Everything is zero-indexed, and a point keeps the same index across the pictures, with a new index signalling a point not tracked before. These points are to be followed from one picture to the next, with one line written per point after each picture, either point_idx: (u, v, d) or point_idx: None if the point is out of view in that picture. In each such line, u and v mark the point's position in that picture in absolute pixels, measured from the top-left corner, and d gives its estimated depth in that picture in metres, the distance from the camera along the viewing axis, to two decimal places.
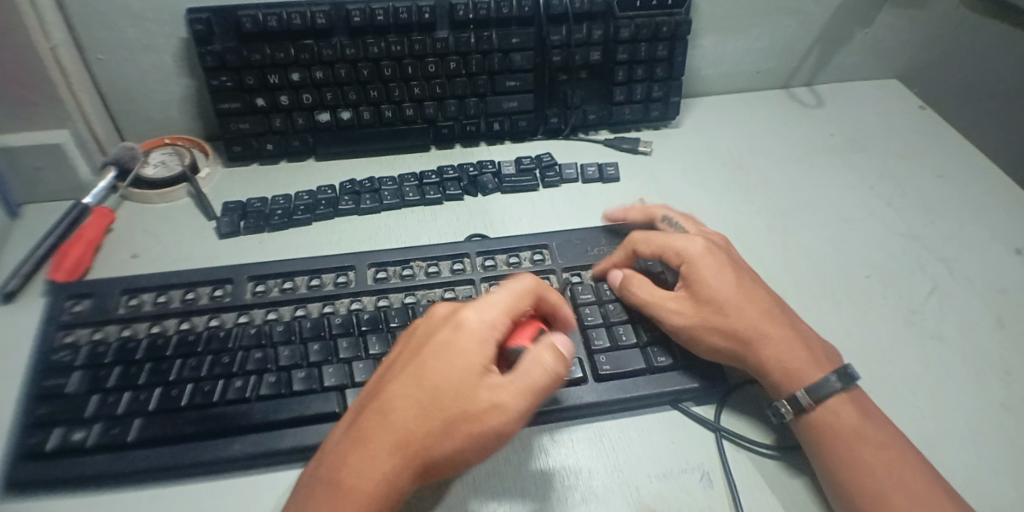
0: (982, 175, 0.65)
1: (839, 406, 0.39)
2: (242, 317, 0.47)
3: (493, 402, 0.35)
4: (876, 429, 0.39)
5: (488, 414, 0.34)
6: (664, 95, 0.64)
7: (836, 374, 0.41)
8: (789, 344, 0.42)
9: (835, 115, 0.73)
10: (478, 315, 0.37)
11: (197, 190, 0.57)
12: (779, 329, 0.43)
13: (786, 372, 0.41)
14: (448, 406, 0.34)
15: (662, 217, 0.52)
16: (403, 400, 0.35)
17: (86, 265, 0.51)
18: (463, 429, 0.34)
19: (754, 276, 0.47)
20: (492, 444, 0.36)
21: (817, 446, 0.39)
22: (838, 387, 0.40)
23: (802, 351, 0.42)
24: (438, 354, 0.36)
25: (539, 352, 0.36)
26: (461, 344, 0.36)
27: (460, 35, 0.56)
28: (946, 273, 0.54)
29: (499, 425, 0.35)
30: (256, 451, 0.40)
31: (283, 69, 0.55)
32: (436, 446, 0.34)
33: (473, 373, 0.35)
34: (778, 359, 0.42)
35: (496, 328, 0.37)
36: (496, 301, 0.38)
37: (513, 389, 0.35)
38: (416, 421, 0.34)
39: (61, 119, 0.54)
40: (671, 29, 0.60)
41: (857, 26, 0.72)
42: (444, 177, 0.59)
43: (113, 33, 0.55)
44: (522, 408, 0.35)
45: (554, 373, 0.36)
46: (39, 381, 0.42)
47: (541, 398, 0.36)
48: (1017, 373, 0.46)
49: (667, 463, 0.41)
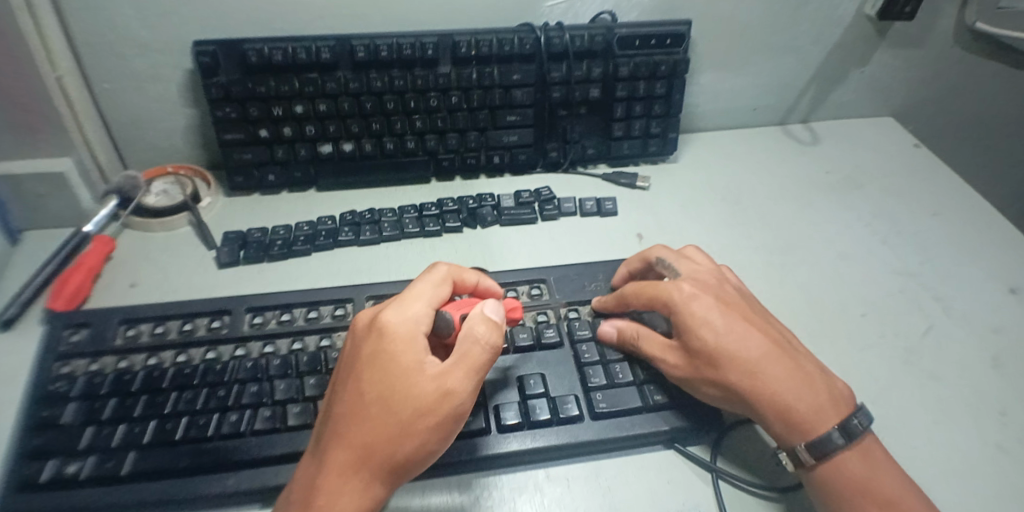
0: (976, 212, 0.65)
1: (861, 466, 0.38)
2: (239, 350, 0.47)
3: (442, 390, 0.35)
4: (885, 482, 0.38)
5: (440, 402, 0.35)
6: (662, 131, 0.65)
7: (839, 429, 0.39)
8: (791, 390, 0.40)
9: (831, 150, 0.73)
10: (398, 314, 0.38)
11: (198, 219, 0.58)
12: (783, 373, 0.41)
13: (791, 421, 0.40)
14: (397, 408, 0.35)
15: (657, 260, 0.50)
16: (353, 416, 0.35)
17: (84, 294, 0.51)
18: (421, 424, 0.35)
19: (753, 314, 0.45)
20: (454, 428, 0.37)
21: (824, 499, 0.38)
22: (841, 443, 0.38)
23: (808, 397, 0.40)
24: (374, 362, 0.36)
25: (472, 327, 0.38)
26: (392, 347, 0.36)
27: (462, 71, 0.57)
28: (941, 313, 0.54)
29: (454, 408, 0.36)
30: (250, 487, 0.40)
31: (287, 102, 0.55)
32: (399, 449, 0.35)
33: (412, 369, 0.36)
34: (781, 409, 0.40)
35: (420, 322, 0.38)
36: (415, 296, 0.39)
37: (457, 372, 0.36)
38: (372, 432, 0.34)
39: (65, 148, 0.55)
40: (670, 67, 0.61)
41: (853, 64, 0.73)
42: (444, 209, 0.59)
43: (120, 63, 0.56)
44: (471, 386, 0.36)
45: (491, 346, 0.37)
46: (34, 412, 0.42)
47: (486, 371, 0.38)
48: (1013, 414, 0.46)
49: (662, 504, 0.41)
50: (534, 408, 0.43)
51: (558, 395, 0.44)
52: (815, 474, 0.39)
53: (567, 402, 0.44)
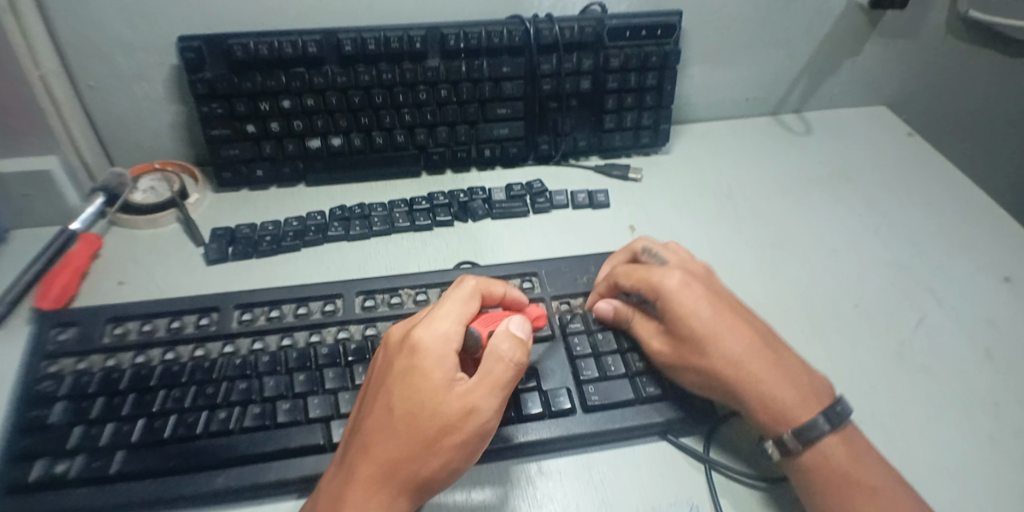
0: (968, 202, 0.65)
1: (845, 454, 0.38)
2: (228, 347, 0.46)
3: (466, 408, 0.35)
4: (869, 469, 0.37)
5: (464, 421, 0.35)
6: (653, 123, 0.64)
7: (826, 416, 0.39)
8: (778, 383, 0.40)
9: (824, 141, 0.73)
10: (429, 332, 0.37)
11: (185, 216, 0.57)
12: (771, 366, 0.41)
13: (777, 412, 0.39)
14: (424, 426, 0.34)
15: (641, 249, 0.49)
16: (381, 430, 0.35)
17: (72, 293, 0.51)
18: (446, 441, 0.35)
19: (744, 310, 0.44)
20: (478, 445, 0.36)
21: (808, 487, 0.38)
22: (827, 430, 0.38)
23: (793, 389, 0.40)
24: (402, 379, 0.36)
25: (497, 345, 0.36)
26: (422, 364, 0.36)
27: (451, 64, 0.56)
28: (935, 304, 0.54)
29: (479, 426, 0.35)
30: (239, 485, 0.39)
31: (274, 97, 0.55)
32: (424, 465, 0.35)
33: (440, 386, 0.35)
34: (765, 399, 0.40)
35: (450, 340, 0.37)
36: (444, 313, 0.38)
37: (481, 390, 0.35)
38: (398, 448, 0.34)
39: (51, 146, 0.54)
40: (661, 59, 0.60)
41: (844, 55, 0.73)
42: (434, 203, 0.58)
43: (105, 60, 0.56)
44: (495, 405, 0.36)
45: (515, 364, 0.36)
46: (21, 413, 0.41)
47: (510, 389, 0.37)
48: (1006, 405, 0.46)
49: (655, 496, 0.40)
50: (527, 402, 0.43)
51: (550, 389, 0.44)
52: (799, 462, 0.38)
53: (559, 395, 0.43)
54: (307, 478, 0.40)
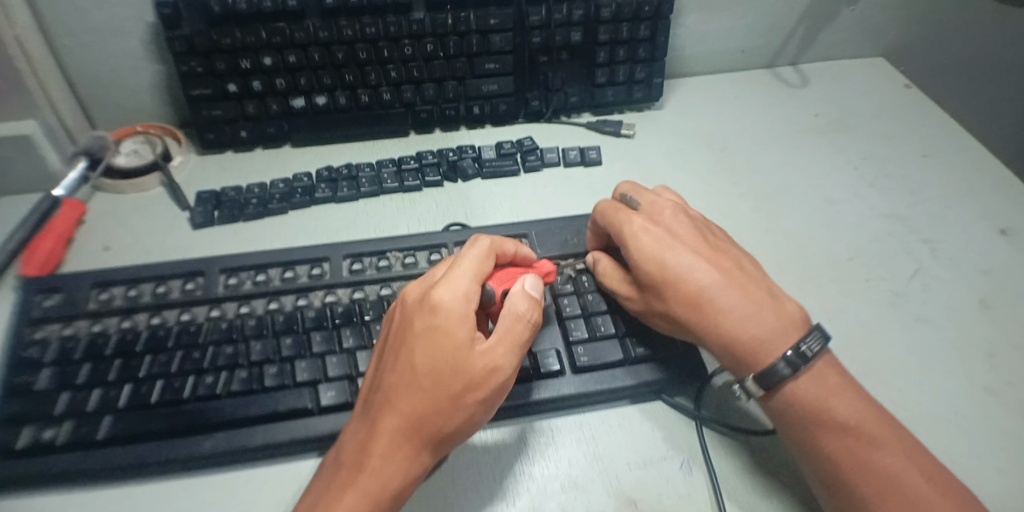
0: (967, 154, 0.64)
1: (816, 388, 0.37)
2: (214, 311, 0.46)
3: (489, 366, 0.35)
4: (845, 400, 0.37)
5: (488, 378, 0.35)
6: (646, 77, 0.63)
7: (786, 361, 0.37)
8: (750, 317, 0.39)
9: (822, 94, 0.71)
10: (449, 291, 0.36)
11: (170, 180, 0.56)
12: (743, 301, 0.40)
13: (753, 351, 0.38)
14: (448, 384, 0.34)
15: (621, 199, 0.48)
16: (406, 387, 0.34)
17: (59, 258, 0.50)
18: (469, 398, 0.34)
19: (708, 249, 0.43)
20: (498, 401, 0.36)
21: (786, 425, 0.37)
22: (786, 374, 0.37)
23: (765, 323, 0.38)
24: (425, 338, 0.35)
25: (517, 305, 0.37)
26: (444, 323, 0.35)
27: (437, 16, 0.54)
28: (930, 256, 0.53)
29: (501, 383, 0.35)
30: (229, 448, 0.39)
31: (255, 54, 0.53)
32: (449, 422, 0.34)
33: (464, 345, 0.35)
34: (728, 339, 0.39)
35: (471, 299, 0.36)
36: (463, 272, 0.37)
37: (503, 348, 0.35)
38: (424, 406, 0.34)
39: (29, 109, 0.53)
40: (653, 8, 0.59)
41: (843, 3, 0.70)
42: (423, 162, 0.57)
43: (78, 17, 0.54)
44: (515, 362, 0.36)
45: (534, 323, 0.37)
46: (8, 379, 0.41)
47: (526, 347, 0.37)
48: (1000, 355, 0.46)
49: (646, 451, 0.41)
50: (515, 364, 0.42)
51: (539, 350, 0.43)
52: (772, 400, 0.38)
53: (548, 356, 0.43)
54: (297, 441, 0.40)
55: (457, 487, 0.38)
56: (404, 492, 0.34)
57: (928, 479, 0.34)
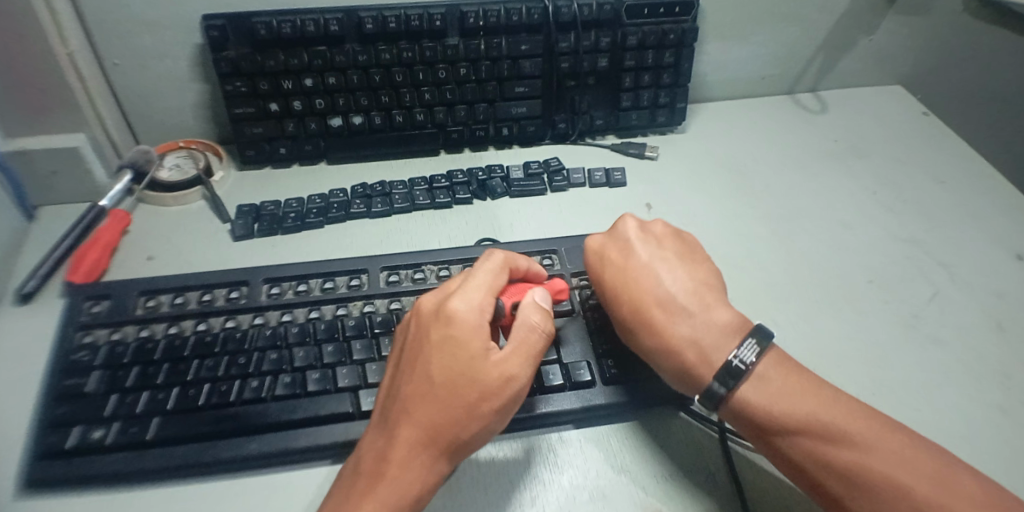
0: (982, 180, 0.65)
1: (761, 397, 0.37)
2: (258, 319, 0.48)
3: (504, 376, 0.36)
4: (790, 403, 0.36)
5: (502, 388, 0.36)
6: (669, 101, 0.65)
7: (719, 379, 0.38)
8: (687, 337, 0.40)
9: (839, 120, 0.73)
10: (464, 303, 0.38)
11: (212, 194, 0.58)
12: (682, 321, 0.41)
13: (690, 371, 0.39)
14: (464, 392, 0.36)
15: None
16: (423, 396, 0.36)
17: (103, 266, 0.52)
18: (485, 407, 0.36)
19: (659, 266, 0.44)
20: (512, 409, 0.38)
21: (748, 435, 0.38)
22: (722, 393, 0.37)
23: (700, 341, 0.39)
24: (442, 348, 0.37)
25: (529, 316, 0.39)
26: (459, 334, 0.37)
27: (470, 42, 0.57)
28: (947, 279, 0.55)
29: (515, 392, 0.37)
30: (271, 450, 0.41)
31: (296, 76, 0.56)
32: (465, 430, 0.36)
33: (478, 355, 0.37)
34: (671, 360, 0.40)
35: (484, 310, 0.38)
36: (477, 285, 0.39)
37: (517, 359, 0.37)
38: (441, 414, 0.35)
39: (79, 123, 0.56)
40: (678, 36, 0.61)
41: (860, 32, 0.73)
42: (453, 181, 0.60)
43: (128, 37, 0.56)
44: (529, 372, 0.38)
45: (546, 334, 0.39)
46: (59, 380, 0.43)
47: (540, 358, 0.39)
48: (1015, 376, 0.47)
49: (671, 464, 0.42)
50: (548, 374, 0.44)
51: (571, 362, 0.45)
52: (727, 413, 0.38)
53: (579, 368, 0.45)
54: (336, 445, 0.42)
55: (489, 496, 0.40)
56: (422, 499, 0.36)
57: (904, 464, 0.33)
